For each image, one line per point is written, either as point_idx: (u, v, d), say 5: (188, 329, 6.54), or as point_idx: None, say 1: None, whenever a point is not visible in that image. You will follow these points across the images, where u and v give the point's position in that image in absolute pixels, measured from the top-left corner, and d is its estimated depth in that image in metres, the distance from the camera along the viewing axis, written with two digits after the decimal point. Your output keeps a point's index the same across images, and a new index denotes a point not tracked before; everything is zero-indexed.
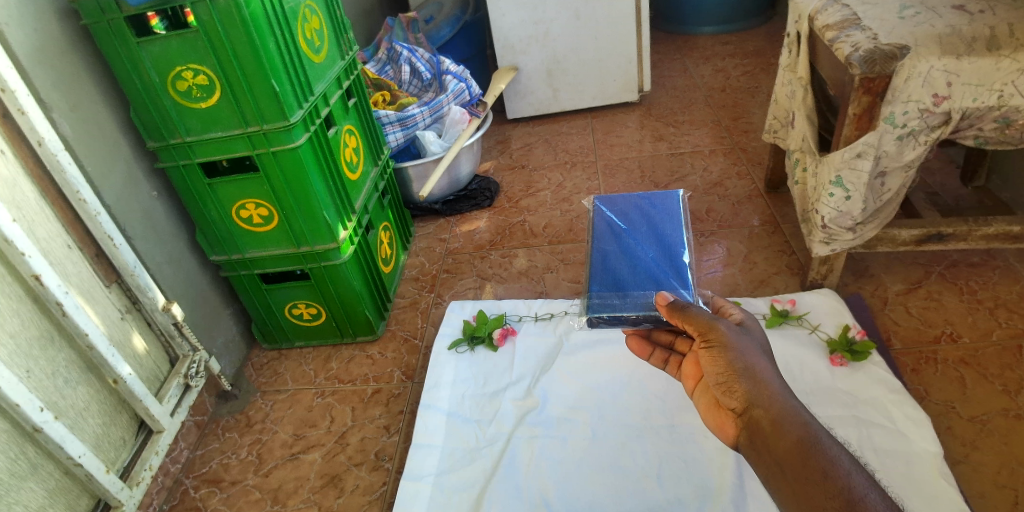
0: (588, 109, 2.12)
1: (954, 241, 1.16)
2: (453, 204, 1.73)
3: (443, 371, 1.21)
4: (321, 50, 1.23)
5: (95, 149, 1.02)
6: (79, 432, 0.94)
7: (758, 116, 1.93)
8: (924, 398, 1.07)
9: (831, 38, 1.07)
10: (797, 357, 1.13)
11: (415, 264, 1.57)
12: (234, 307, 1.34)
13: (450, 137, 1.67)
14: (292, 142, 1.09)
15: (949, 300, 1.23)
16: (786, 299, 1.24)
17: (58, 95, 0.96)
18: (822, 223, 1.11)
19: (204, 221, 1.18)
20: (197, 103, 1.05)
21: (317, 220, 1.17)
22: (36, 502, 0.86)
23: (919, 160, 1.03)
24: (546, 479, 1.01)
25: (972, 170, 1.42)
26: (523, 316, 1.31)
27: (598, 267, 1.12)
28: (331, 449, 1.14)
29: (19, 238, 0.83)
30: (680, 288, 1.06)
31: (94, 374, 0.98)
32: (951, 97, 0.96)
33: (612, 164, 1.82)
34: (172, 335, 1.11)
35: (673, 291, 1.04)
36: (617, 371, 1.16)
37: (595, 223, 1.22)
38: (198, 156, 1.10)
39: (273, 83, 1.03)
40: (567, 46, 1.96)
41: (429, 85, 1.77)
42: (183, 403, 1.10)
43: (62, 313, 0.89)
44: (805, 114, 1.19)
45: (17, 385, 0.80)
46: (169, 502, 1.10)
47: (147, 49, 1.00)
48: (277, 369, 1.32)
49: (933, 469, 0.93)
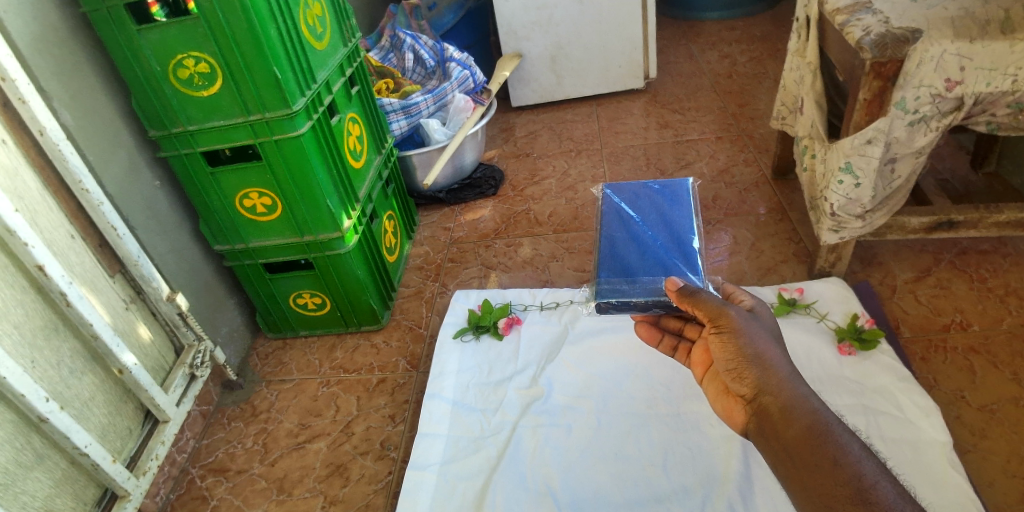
0: (592, 96, 2.10)
1: (964, 228, 1.15)
2: (457, 192, 1.72)
3: (448, 359, 1.20)
4: (323, 38, 1.22)
5: (97, 138, 1.02)
6: (85, 423, 0.94)
7: (764, 102, 1.91)
8: (933, 386, 1.06)
9: (841, 22, 1.04)
10: (805, 346, 1.12)
11: (420, 253, 1.56)
12: (239, 297, 1.34)
13: (454, 125, 1.66)
14: (294, 130, 1.08)
15: (959, 288, 1.21)
16: (794, 287, 1.23)
17: (57, 85, 0.95)
18: (830, 211, 1.10)
19: (208, 211, 1.17)
20: (198, 91, 1.04)
21: (320, 208, 1.17)
22: (42, 492, 0.86)
23: (930, 146, 1.01)
24: (551, 467, 1.01)
25: (982, 156, 1.41)
26: (529, 305, 1.30)
27: (607, 253, 1.12)
28: (337, 439, 1.14)
29: (21, 228, 0.83)
30: (689, 273, 1.07)
31: (98, 364, 0.98)
32: (964, 82, 0.94)
33: (617, 151, 1.80)
34: (177, 325, 1.10)
35: (682, 276, 1.06)
36: (622, 359, 1.15)
37: (605, 212, 1.22)
38: (200, 145, 1.09)
39: (275, 70, 1.02)
40: (571, 31, 1.94)
41: (432, 72, 1.75)
42: (188, 393, 1.10)
43: (66, 303, 0.89)
44: (813, 99, 1.17)
45: (22, 376, 0.80)
46: (176, 491, 1.11)
47: (146, 36, 0.99)
48: (282, 359, 1.32)
49: (942, 457, 0.92)
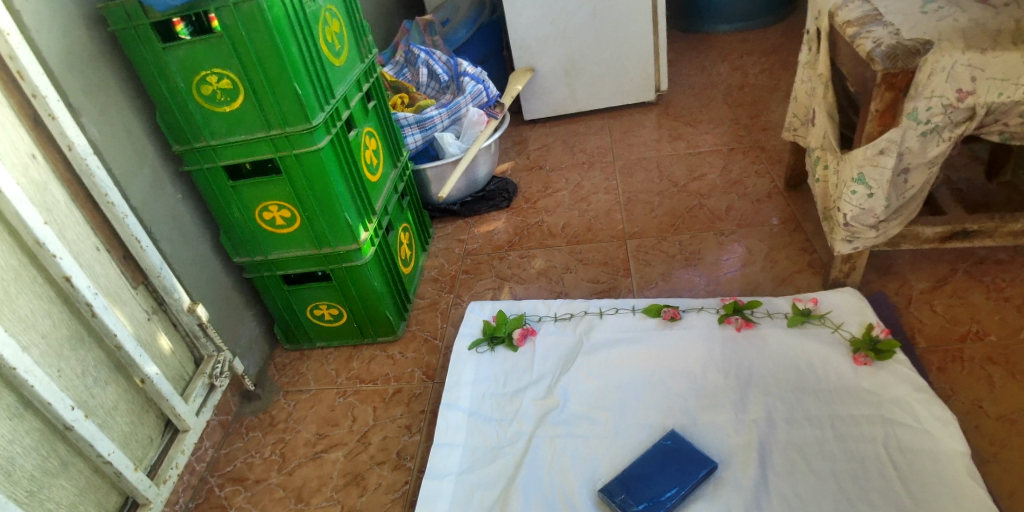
0: (605, 109, 2.12)
1: (979, 238, 1.15)
2: (471, 205, 1.74)
3: (465, 370, 1.21)
4: (342, 54, 1.25)
5: (122, 152, 1.04)
6: (107, 431, 0.96)
7: (777, 114, 1.92)
8: (950, 396, 1.05)
9: (852, 35, 1.05)
10: (820, 356, 1.12)
11: (435, 265, 1.58)
12: (257, 308, 1.36)
13: (468, 138, 1.68)
14: (314, 144, 1.10)
15: (975, 298, 1.21)
16: (808, 298, 1.23)
17: (86, 101, 0.98)
18: (844, 221, 1.10)
19: (229, 224, 1.20)
20: (222, 107, 1.07)
21: (339, 221, 1.19)
22: (67, 499, 0.88)
23: (943, 156, 1.02)
24: (569, 476, 1.02)
25: (997, 166, 1.41)
26: (544, 316, 1.31)
27: (672, 405, 1.09)
28: (353, 449, 1.15)
29: (50, 240, 0.85)
30: (683, 465, 0.98)
31: (121, 374, 1.00)
32: (975, 92, 0.94)
33: (630, 163, 1.81)
34: (197, 336, 1.13)
35: (687, 456, 0.99)
36: (639, 370, 1.16)
37: (688, 398, 1.10)
38: (222, 159, 1.12)
39: (296, 86, 1.04)
40: (583, 46, 1.96)
41: (446, 87, 1.77)
42: (208, 403, 1.12)
43: (91, 313, 0.91)
44: (825, 110, 1.18)
45: (49, 384, 0.82)
46: (195, 500, 1.12)
47: (173, 54, 1.02)
48: (299, 369, 1.34)
49: (962, 468, 0.92)
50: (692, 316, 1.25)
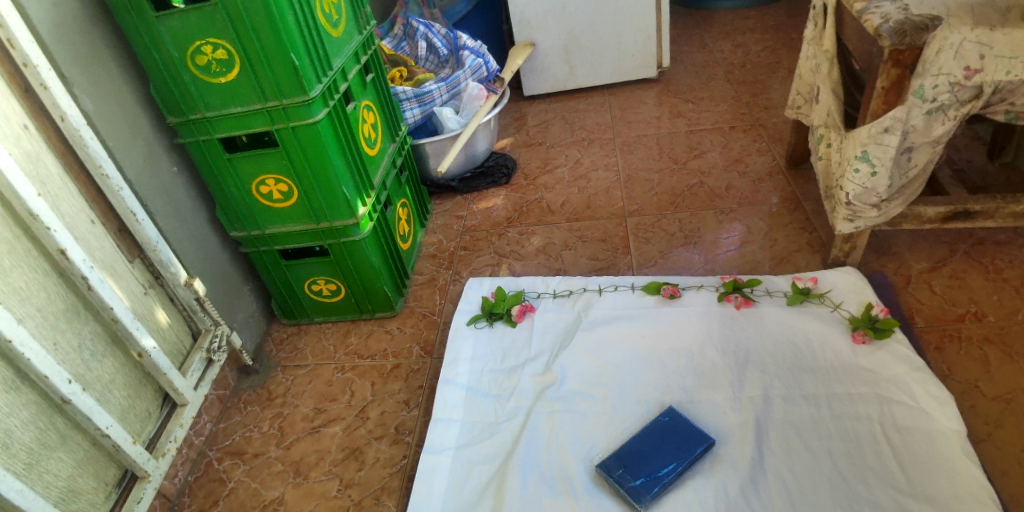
0: (605, 86, 2.09)
1: (980, 219, 1.15)
2: (469, 181, 1.72)
3: (462, 346, 1.21)
4: (339, 25, 1.22)
5: (116, 124, 1.02)
6: (105, 405, 0.95)
7: (779, 92, 1.90)
8: (947, 376, 1.06)
9: (859, 10, 1.04)
10: (818, 335, 1.12)
11: (433, 241, 1.57)
12: (254, 283, 1.35)
13: (467, 113, 1.66)
14: (311, 117, 1.08)
15: (974, 279, 1.21)
16: (808, 277, 1.22)
17: (78, 71, 0.96)
18: (845, 200, 1.10)
19: (225, 197, 1.18)
20: (217, 78, 1.05)
21: (336, 196, 1.18)
22: (66, 472, 0.88)
23: (948, 135, 1.00)
24: (567, 452, 1.02)
25: (1000, 146, 1.39)
26: (542, 293, 1.30)
27: (671, 383, 1.09)
28: (351, 424, 1.15)
29: (44, 212, 0.84)
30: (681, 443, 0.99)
31: (118, 347, 0.99)
32: (984, 70, 0.92)
33: (630, 141, 1.80)
34: (195, 311, 1.12)
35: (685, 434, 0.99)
36: (638, 348, 1.16)
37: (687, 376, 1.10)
38: (218, 132, 1.10)
39: (293, 58, 1.02)
40: (584, 20, 1.93)
41: (445, 61, 1.75)
42: (206, 377, 1.12)
43: (87, 287, 0.90)
44: (829, 88, 1.17)
45: (45, 358, 0.81)
46: (193, 473, 1.12)
47: (166, 23, 1.00)
48: (297, 345, 1.34)
49: (956, 446, 0.92)
50: (691, 294, 1.24)
